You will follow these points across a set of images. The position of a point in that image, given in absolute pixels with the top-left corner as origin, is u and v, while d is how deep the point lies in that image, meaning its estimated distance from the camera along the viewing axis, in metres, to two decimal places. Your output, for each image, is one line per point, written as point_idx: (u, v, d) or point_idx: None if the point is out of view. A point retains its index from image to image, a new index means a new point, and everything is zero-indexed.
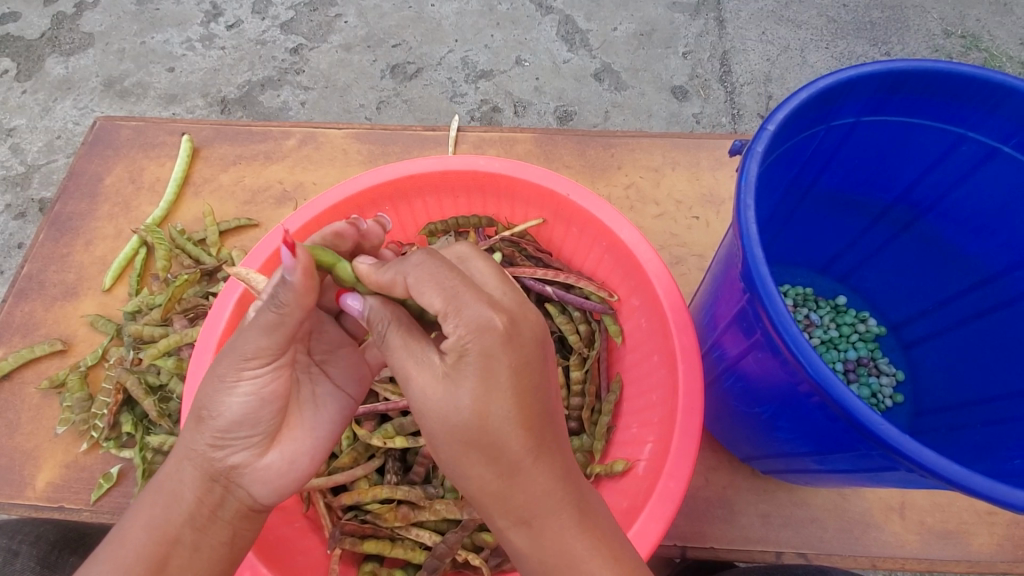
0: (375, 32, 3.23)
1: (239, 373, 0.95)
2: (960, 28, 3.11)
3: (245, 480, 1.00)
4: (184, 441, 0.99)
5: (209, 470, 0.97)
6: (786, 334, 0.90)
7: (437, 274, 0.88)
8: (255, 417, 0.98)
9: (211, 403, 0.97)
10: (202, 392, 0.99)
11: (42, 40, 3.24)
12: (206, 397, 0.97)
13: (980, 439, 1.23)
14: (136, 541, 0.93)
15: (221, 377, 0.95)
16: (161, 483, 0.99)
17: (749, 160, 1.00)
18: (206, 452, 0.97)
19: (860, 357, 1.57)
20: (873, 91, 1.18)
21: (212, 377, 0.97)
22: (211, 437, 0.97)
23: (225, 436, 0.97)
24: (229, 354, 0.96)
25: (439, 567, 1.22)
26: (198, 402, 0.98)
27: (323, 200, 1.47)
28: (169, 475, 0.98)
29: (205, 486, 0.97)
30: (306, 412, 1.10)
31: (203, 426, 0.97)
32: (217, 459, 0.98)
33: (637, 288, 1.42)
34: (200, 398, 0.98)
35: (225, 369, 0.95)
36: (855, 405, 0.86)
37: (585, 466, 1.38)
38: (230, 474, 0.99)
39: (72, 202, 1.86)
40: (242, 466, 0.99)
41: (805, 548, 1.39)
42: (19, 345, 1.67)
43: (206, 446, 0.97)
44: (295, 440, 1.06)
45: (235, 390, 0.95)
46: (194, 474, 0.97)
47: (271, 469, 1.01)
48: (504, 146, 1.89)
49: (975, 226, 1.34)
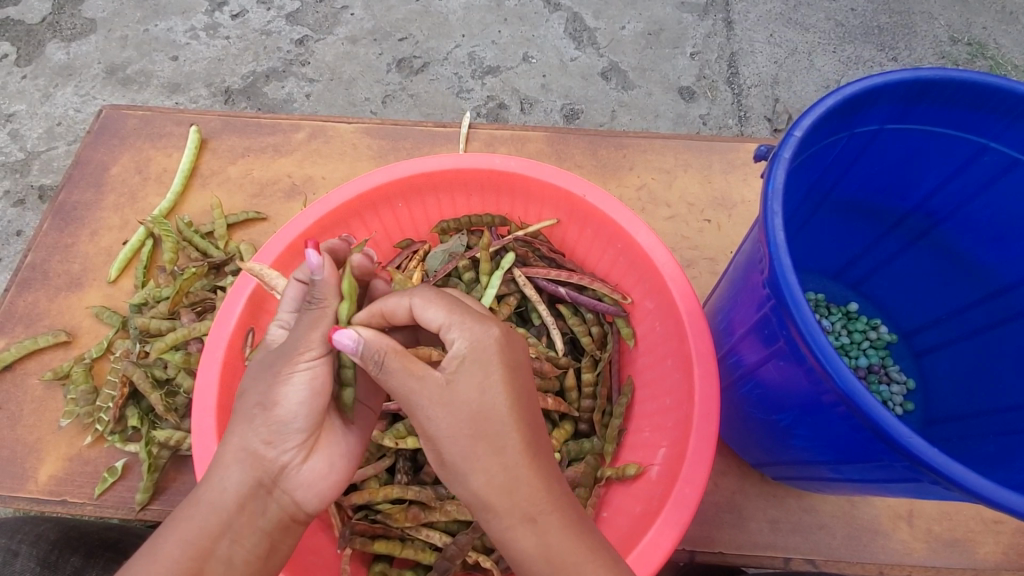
0: (381, 25, 3.20)
1: (289, 367, 0.96)
2: (966, 35, 3.11)
3: (289, 484, 0.99)
4: (232, 440, 0.97)
5: (258, 472, 0.96)
6: (813, 342, 0.89)
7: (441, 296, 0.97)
8: (305, 415, 0.98)
9: (267, 401, 0.96)
10: (250, 391, 0.98)
11: (43, 26, 3.20)
12: (259, 394, 0.97)
13: (993, 449, 1.23)
14: (171, 554, 0.89)
15: (275, 372, 0.96)
16: (197, 498, 0.95)
17: (776, 166, 0.99)
18: (258, 450, 0.96)
19: (871, 364, 1.57)
20: (899, 99, 1.17)
21: (262, 375, 0.98)
22: (263, 435, 0.96)
23: (277, 432, 0.97)
24: (281, 351, 0.98)
25: (450, 569, 1.21)
26: (248, 401, 0.98)
27: (335, 198, 1.45)
28: (212, 487, 0.95)
29: (251, 489, 0.96)
30: (339, 423, 1.07)
31: (258, 423, 0.96)
32: (268, 459, 0.97)
33: (651, 291, 1.41)
34: (253, 398, 0.98)
35: (279, 365, 0.97)
36: (882, 416, 0.85)
37: (595, 469, 1.34)
38: (278, 477, 0.98)
39: (77, 191, 1.84)
40: (291, 467, 0.99)
41: (813, 554, 1.39)
42: (22, 336, 1.65)
43: (257, 445, 0.96)
44: (334, 444, 1.05)
45: (291, 383, 0.96)
46: (240, 480, 0.95)
47: (315, 472, 1.02)
48: (516, 144, 1.88)
49: (993, 236, 1.33)
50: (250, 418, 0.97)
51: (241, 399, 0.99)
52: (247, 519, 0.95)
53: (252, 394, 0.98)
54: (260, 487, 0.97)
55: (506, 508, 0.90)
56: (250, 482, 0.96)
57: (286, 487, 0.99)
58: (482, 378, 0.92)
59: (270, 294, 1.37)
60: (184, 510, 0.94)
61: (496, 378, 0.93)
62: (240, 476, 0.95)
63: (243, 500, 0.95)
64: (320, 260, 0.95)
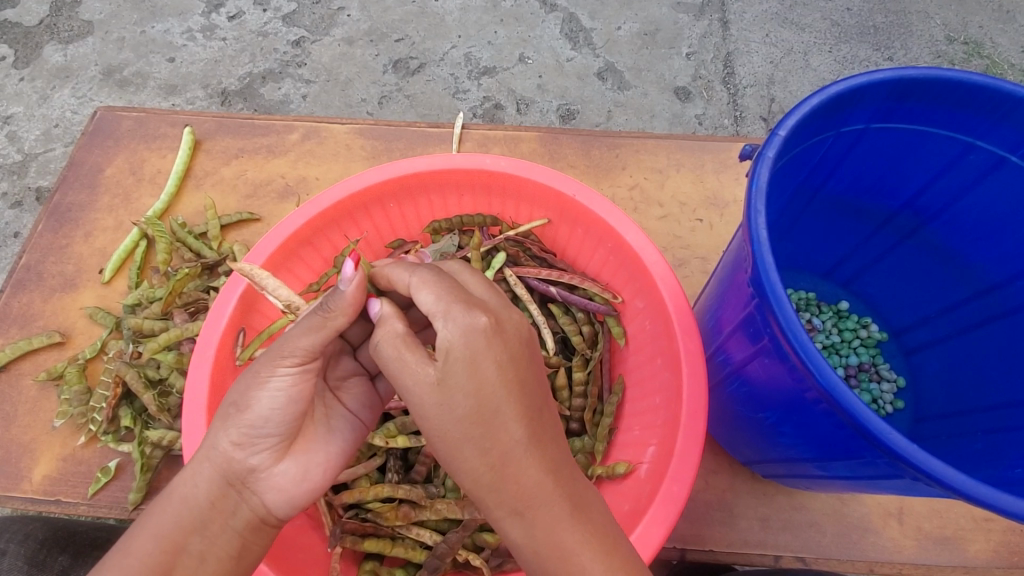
0: (377, 26, 3.21)
1: (270, 370, 0.96)
2: (962, 34, 3.11)
3: (259, 486, 0.98)
4: (207, 438, 0.99)
5: (226, 471, 0.96)
6: (795, 340, 0.89)
7: (436, 281, 0.92)
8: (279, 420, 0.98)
9: (244, 401, 0.96)
10: (231, 390, 0.99)
11: (41, 28, 3.21)
12: (238, 394, 0.98)
13: (980, 447, 1.23)
14: (143, 550, 0.90)
15: (255, 374, 0.97)
16: (169, 494, 0.96)
17: (759, 165, 1.00)
18: (229, 451, 0.97)
19: (861, 362, 1.57)
20: (884, 98, 1.17)
21: (246, 376, 0.99)
22: (234, 436, 0.96)
23: (249, 434, 0.97)
24: (268, 352, 0.98)
25: (439, 567, 1.22)
26: (226, 400, 0.99)
27: (326, 198, 1.46)
28: (183, 482, 0.96)
29: (220, 487, 0.96)
30: (322, 430, 1.07)
31: (233, 423, 0.96)
32: (238, 459, 0.97)
33: (641, 290, 1.41)
34: (233, 397, 0.99)
35: (261, 366, 0.98)
36: (864, 414, 0.86)
37: (586, 467, 1.36)
38: (247, 478, 0.98)
39: (72, 192, 1.85)
40: (260, 470, 0.98)
41: (804, 552, 1.40)
42: (16, 337, 1.66)
43: (227, 445, 0.97)
44: (312, 452, 1.04)
45: (268, 386, 0.96)
46: (211, 477, 0.96)
47: (286, 478, 1.00)
48: (509, 145, 1.89)
49: (980, 234, 1.34)
50: (227, 418, 0.98)
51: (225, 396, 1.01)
52: (219, 517, 0.96)
53: (234, 394, 0.99)
54: (230, 486, 0.97)
55: (494, 501, 0.88)
56: (220, 481, 0.96)
57: (252, 487, 0.98)
58: (470, 379, 0.86)
59: (261, 295, 1.38)
60: (156, 506, 0.95)
61: (486, 375, 0.86)
62: (208, 474, 0.96)
63: (213, 498, 0.96)
64: (351, 274, 0.97)
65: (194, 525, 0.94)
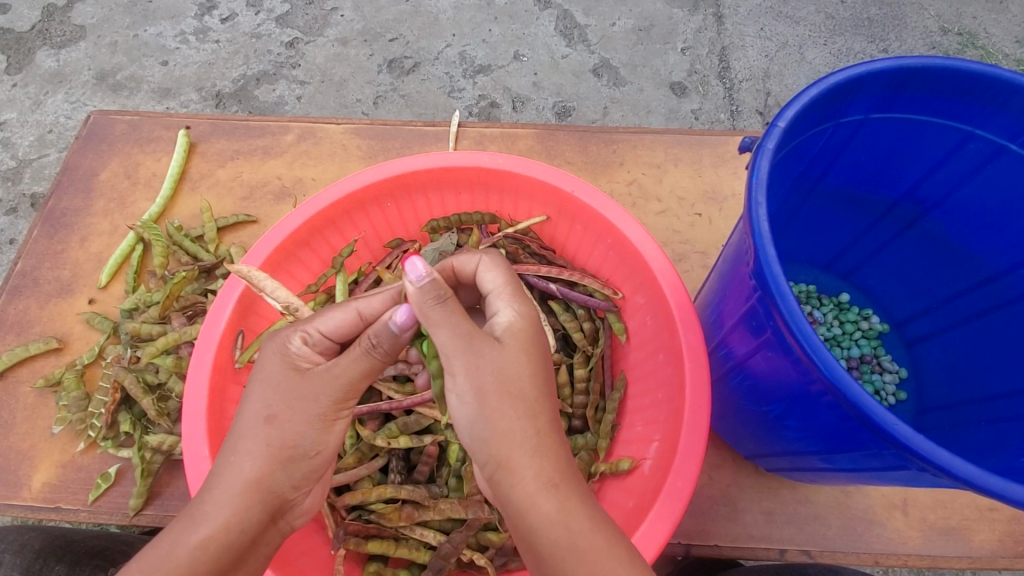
0: (371, 26, 3.20)
1: (335, 414, 1.00)
2: (956, 25, 3.11)
3: (293, 515, 1.03)
4: (256, 480, 0.95)
5: (273, 510, 0.97)
6: (799, 332, 0.89)
7: (503, 266, 1.05)
8: (325, 458, 1.03)
9: (304, 442, 0.98)
10: (286, 428, 0.97)
11: (33, 33, 3.19)
12: (296, 434, 0.97)
13: (985, 437, 1.22)
14: None
15: (320, 417, 0.98)
16: (195, 540, 0.89)
17: (760, 157, 0.99)
18: (284, 492, 0.98)
19: (863, 355, 1.57)
20: (882, 88, 1.17)
21: (303, 413, 0.97)
22: (295, 479, 0.99)
23: (301, 473, 1.00)
24: (329, 392, 0.98)
25: (444, 568, 1.21)
26: (278, 438, 0.96)
27: (323, 199, 1.45)
28: (227, 526, 0.91)
29: (264, 525, 0.96)
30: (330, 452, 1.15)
31: (291, 464, 0.98)
32: (287, 496, 0.99)
33: (642, 286, 1.41)
34: (287, 436, 0.97)
35: (324, 410, 0.98)
36: (869, 404, 0.85)
37: (589, 465, 1.37)
38: (286, 511, 1.00)
39: (66, 198, 1.83)
40: (298, 500, 1.03)
41: (809, 545, 1.39)
42: (13, 343, 1.65)
43: (282, 486, 0.97)
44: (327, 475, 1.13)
45: (330, 429, 1.00)
46: (257, 517, 0.94)
47: (313, 502, 1.08)
48: (506, 142, 1.87)
49: (981, 223, 1.33)
50: (280, 456, 0.96)
51: (271, 431, 0.96)
52: (257, 548, 0.97)
53: (288, 431, 0.97)
54: (272, 522, 0.97)
55: None
56: (266, 519, 0.96)
57: (291, 517, 1.03)
58: (514, 355, 0.94)
59: (259, 296, 1.37)
60: (185, 556, 0.87)
61: (538, 344, 0.98)
62: (261, 517, 0.95)
63: (256, 536, 0.95)
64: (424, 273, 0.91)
65: (233, 565, 0.92)
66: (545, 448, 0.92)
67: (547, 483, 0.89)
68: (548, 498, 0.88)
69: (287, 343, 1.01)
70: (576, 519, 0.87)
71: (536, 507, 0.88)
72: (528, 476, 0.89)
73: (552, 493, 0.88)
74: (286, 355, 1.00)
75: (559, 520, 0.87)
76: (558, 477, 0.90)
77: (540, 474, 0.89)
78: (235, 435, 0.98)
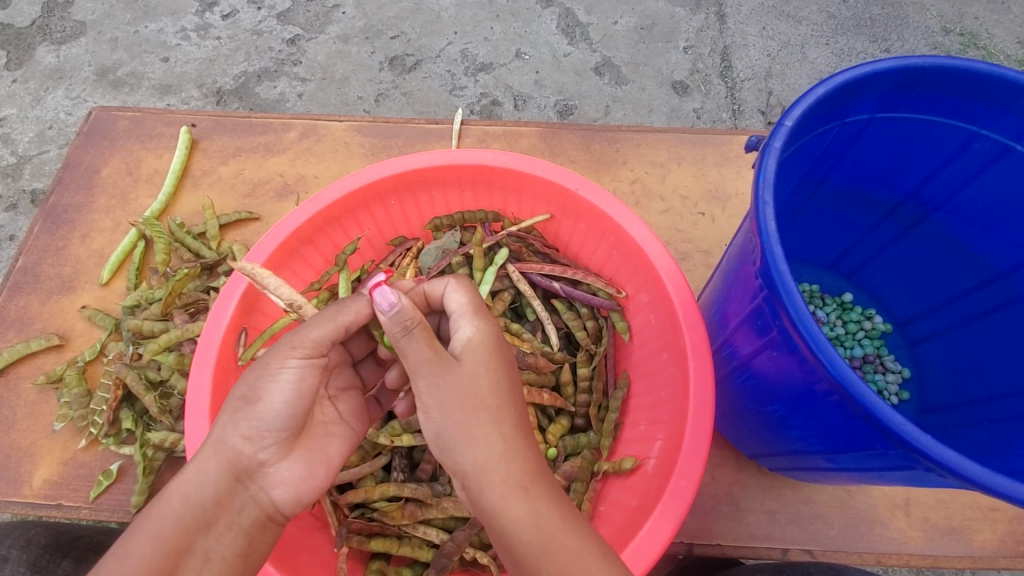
0: (373, 23, 3.19)
1: (280, 361, 0.97)
2: (958, 25, 3.10)
3: (266, 482, 0.97)
4: (211, 432, 0.96)
5: (235, 468, 0.94)
6: (805, 331, 0.89)
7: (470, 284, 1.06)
8: (287, 412, 0.97)
9: (254, 392, 0.96)
10: (238, 382, 0.98)
11: (33, 29, 3.18)
12: (246, 385, 0.97)
13: (987, 437, 1.22)
14: (141, 552, 0.88)
15: (263, 366, 0.97)
16: (167, 492, 0.93)
17: (766, 156, 0.99)
18: (239, 446, 0.95)
19: (866, 354, 1.57)
20: (888, 87, 1.17)
21: (253, 367, 0.98)
22: (244, 430, 0.94)
23: (259, 428, 0.95)
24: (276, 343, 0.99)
25: (447, 566, 1.20)
26: (234, 392, 0.98)
27: (326, 196, 1.44)
28: (187, 480, 0.94)
29: (227, 483, 0.94)
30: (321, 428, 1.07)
31: (241, 415, 0.95)
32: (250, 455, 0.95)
33: (646, 285, 1.40)
34: (239, 389, 0.97)
35: (269, 359, 0.98)
36: (875, 404, 0.85)
37: (592, 463, 1.36)
38: (255, 475, 0.96)
39: (67, 194, 1.83)
40: (268, 465, 0.97)
41: (811, 544, 1.39)
42: (14, 340, 1.65)
43: (235, 439, 0.95)
44: (314, 449, 1.04)
45: (278, 378, 0.96)
46: (217, 473, 0.94)
47: (292, 474, 0.99)
48: (508, 141, 1.87)
49: (985, 223, 1.33)
50: (234, 408, 0.96)
51: (231, 388, 0.99)
52: (227, 514, 0.94)
53: (244, 384, 0.97)
54: (237, 482, 0.95)
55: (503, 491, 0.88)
56: (228, 477, 0.94)
57: (262, 485, 0.97)
58: (476, 370, 0.95)
59: (263, 293, 1.37)
60: (157, 507, 0.92)
61: (500, 357, 0.99)
62: (216, 471, 0.94)
63: (220, 496, 0.94)
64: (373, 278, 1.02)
65: (199, 522, 0.93)
66: (511, 453, 0.92)
67: (519, 485, 0.89)
68: (520, 500, 0.89)
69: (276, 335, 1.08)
70: (548, 517, 0.88)
71: (508, 509, 0.88)
72: (498, 480, 0.90)
73: (523, 495, 0.89)
74: None
75: (531, 522, 0.87)
76: (529, 479, 0.91)
77: (510, 477, 0.90)
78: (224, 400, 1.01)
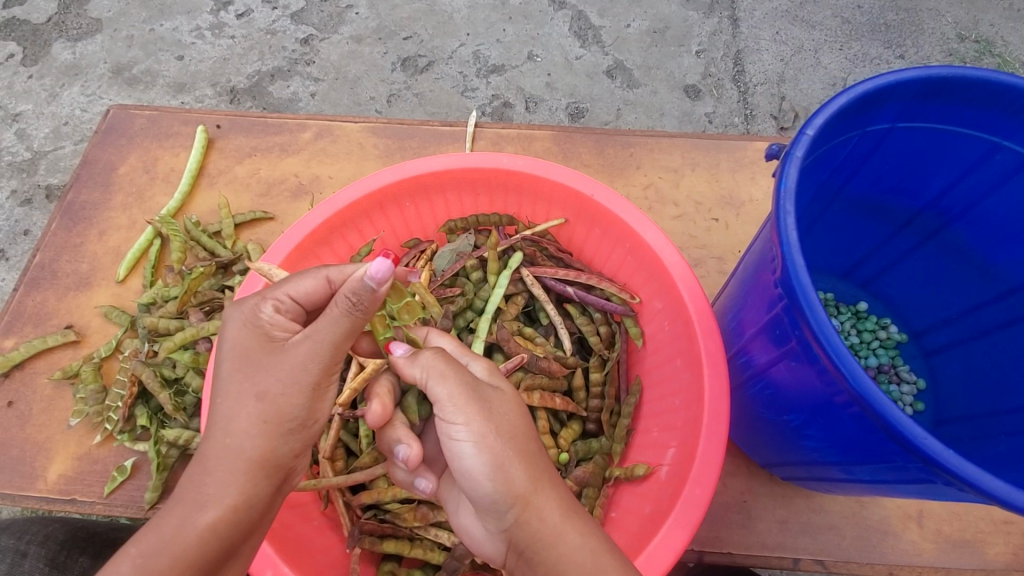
0: (386, 24, 3.20)
1: (327, 379, 0.96)
2: (974, 32, 3.09)
3: (295, 478, 1.03)
4: (254, 455, 0.93)
5: (278, 482, 0.97)
6: (828, 342, 0.88)
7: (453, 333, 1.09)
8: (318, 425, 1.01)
9: (299, 413, 0.95)
10: (278, 400, 0.94)
11: (49, 25, 3.21)
12: (291, 407, 0.94)
13: (1004, 450, 1.21)
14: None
15: (313, 387, 0.95)
16: (204, 523, 0.88)
17: (788, 165, 0.99)
18: (284, 463, 0.97)
19: (881, 364, 1.56)
20: (911, 97, 1.16)
21: (294, 385, 0.94)
22: (294, 447, 0.98)
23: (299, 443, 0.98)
24: (315, 361, 0.94)
25: (459, 568, 1.21)
26: (275, 410, 0.94)
27: (342, 198, 1.45)
28: (234, 502, 0.91)
29: (271, 496, 0.97)
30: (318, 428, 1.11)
31: (287, 434, 0.96)
32: (288, 468, 0.99)
33: (660, 291, 1.40)
34: (281, 408, 0.94)
35: (317, 378, 0.95)
36: (896, 417, 0.85)
37: (603, 469, 1.35)
38: (289, 477, 1.01)
39: (85, 191, 1.84)
40: (298, 466, 1.02)
41: (823, 555, 1.39)
42: (31, 335, 1.66)
43: (276, 457, 0.95)
44: None
45: (323, 395, 0.98)
46: (262, 490, 0.94)
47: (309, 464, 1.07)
48: (523, 143, 1.88)
49: (1005, 236, 1.32)
50: (276, 430, 0.94)
51: (261, 407, 0.93)
52: (265, 520, 0.98)
53: (279, 405, 0.94)
54: (278, 490, 0.98)
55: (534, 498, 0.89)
56: (272, 492, 0.97)
57: (293, 482, 1.04)
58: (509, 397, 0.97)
59: None
60: (194, 538, 0.87)
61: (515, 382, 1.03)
62: (264, 489, 0.95)
63: (265, 509, 0.96)
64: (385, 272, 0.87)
65: (244, 536, 0.93)
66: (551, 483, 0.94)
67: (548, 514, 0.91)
68: (572, 527, 0.92)
69: (258, 312, 0.98)
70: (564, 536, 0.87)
71: (565, 535, 0.91)
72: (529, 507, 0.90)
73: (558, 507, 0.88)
74: (252, 316, 0.98)
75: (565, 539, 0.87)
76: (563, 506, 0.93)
77: (557, 503, 0.93)
78: (220, 402, 0.95)
